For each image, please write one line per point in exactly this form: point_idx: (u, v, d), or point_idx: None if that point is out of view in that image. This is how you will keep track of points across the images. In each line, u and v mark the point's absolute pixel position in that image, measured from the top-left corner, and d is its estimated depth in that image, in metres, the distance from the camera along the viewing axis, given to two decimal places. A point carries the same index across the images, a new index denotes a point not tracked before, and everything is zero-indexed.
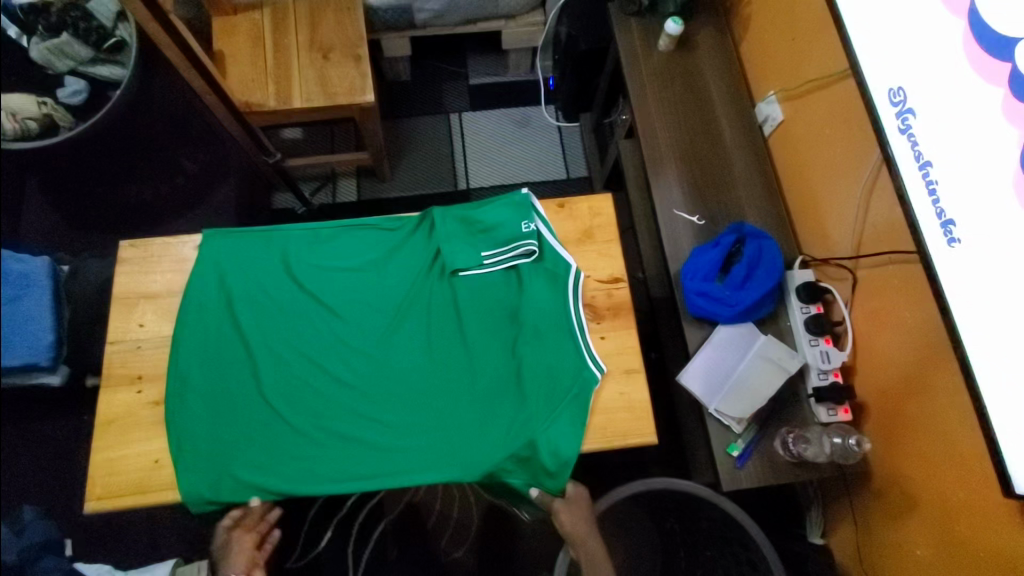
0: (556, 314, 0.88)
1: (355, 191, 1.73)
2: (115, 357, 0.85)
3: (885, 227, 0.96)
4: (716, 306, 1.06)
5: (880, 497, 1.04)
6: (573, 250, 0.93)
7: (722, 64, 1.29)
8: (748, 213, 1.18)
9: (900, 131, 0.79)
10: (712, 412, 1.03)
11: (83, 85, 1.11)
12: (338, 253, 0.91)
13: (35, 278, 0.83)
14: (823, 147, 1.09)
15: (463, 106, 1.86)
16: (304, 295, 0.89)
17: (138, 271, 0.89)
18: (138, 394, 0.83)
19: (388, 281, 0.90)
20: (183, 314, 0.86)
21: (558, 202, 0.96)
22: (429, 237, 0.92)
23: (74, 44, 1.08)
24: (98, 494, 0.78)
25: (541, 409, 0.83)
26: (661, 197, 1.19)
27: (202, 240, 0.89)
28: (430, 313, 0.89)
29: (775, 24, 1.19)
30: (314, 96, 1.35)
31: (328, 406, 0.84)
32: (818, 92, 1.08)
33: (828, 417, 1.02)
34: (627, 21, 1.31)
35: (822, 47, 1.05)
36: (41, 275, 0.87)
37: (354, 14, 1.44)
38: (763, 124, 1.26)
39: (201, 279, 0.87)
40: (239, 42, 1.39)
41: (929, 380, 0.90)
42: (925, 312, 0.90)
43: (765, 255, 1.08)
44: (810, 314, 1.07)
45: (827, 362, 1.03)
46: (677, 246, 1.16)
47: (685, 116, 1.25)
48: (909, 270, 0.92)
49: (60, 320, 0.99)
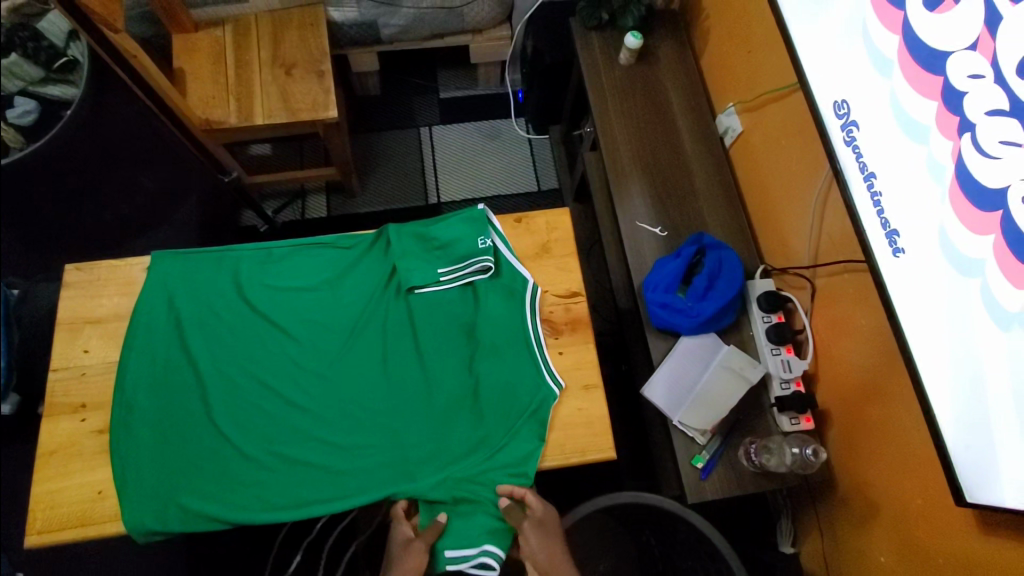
0: (514, 329, 0.87)
1: (325, 207, 1.72)
2: (59, 384, 0.82)
3: (840, 236, 0.97)
4: (678, 317, 1.06)
5: (844, 505, 1.04)
6: (530, 265, 0.93)
7: (682, 77, 1.31)
8: (710, 224, 1.19)
9: (846, 143, 0.81)
10: (676, 424, 1.02)
11: (32, 106, 0.96)
12: (292, 272, 0.90)
13: None
14: (781, 157, 1.10)
15: (433, 119, 1.86)
16: (257, 315, 0.88)
17: (85, 295, 0.87)
18: (81, 422, 0.81)
19: (344, 300, 0.89)
20: (130, 338, 0.84)
21: (515, 217, 0.95)
22: (386, 254, 0.91)
23: (27, 65, 0.94)
24: (38, 528, 0.76)
25: (497, 426, 0.83)
26: (623, 208, 1.19)
27: (151, 262, 0.87)
28: (386, 331, 0.88)
29: (732, 37, 1.20)
30: (277, 112, 1.33)
31: (280, 429, 0.83)
32: (774, 104, 1.10)
33: (790, 426, 1.02)
34: (588, 36, 1.32)
35: (776, 61, 1.07)
36: None
37: (318, 30, 1.43)
38: (724, 135, 1.27)
39: (149, 302, 0.86)
40: (201, 59, 1.38)
41: (887, 388, 0.91)
42: (879, 321, 0.91)
43: (725, 265, 1.09)
44: (771, 322, 1.07)
45: (788, 371, 1.04)
46: (641, 257, 1.16)
47: (646, 128, 1.26)
48: (862, 278, 0.93)
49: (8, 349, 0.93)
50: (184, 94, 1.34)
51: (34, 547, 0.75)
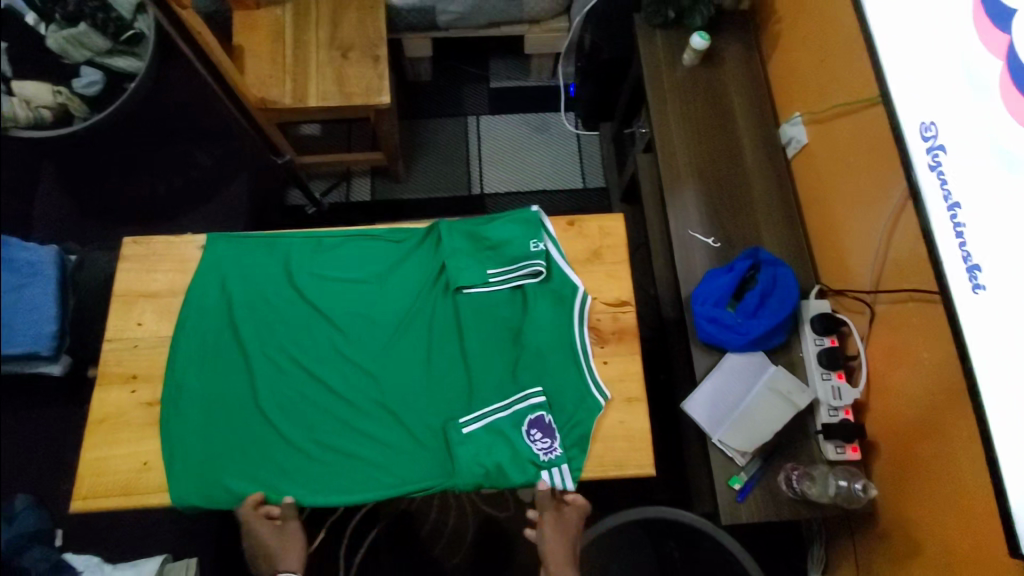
0: (560, 337, 0.86)
1: (369, 191, 1.73)
2: (112, 354, 0.84)
3: (907, 262, 0.92)
4: (726, 333, 1.03)
5: (885, 541, 1.00)
6: (580, 270, 0.91)
7: (747, 81, 1.26)
8: (767, 238, 1.14)
9: (930, 167, 0.77)
10: (715, 442, 1.00)
11: (98, 76, 1.13)
12: (340, 262, 0.90)
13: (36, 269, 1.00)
14: (848, 173, 1.05)
15: (482, 109, 1.84)
16: (304, 302, 0.88)
17: (140, 268, 0.89)
18: (131, 393, 0.83)
19: (391, 294, 0.89)
20: (184, 316, 0.86)
21: (568, 219, 0.93)
22: (435, 250, 0.91)
23: (92, 34, 1.11)
24: (84, 493, 0.78)
25: (541, 443, 0.80)
26: (675, 214, 1.16)
27: (206, 244, 0.89)
28: (432, 329, 0.87)
29: (804, 44, 1.15)
30: (331, 95, 1.34)
31: (321, 417, 0.83)
32: (844, 118, 1.05)
33: (835, 454, 0.98)
34: (652, 33, 1.29)
35: (854, 71, 1.01)
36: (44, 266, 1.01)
37: (376, 14, 1.43)
38: (786, 145, 1.22)
39: (203, 284, 0.88)
40: (260, 37, 1.39)
41: (944, 423, 0.87)
42: (943, 354, 0.86)
43: (780, 283, 1.04)
44: (823, 346, 1.03)
45: (838, 398, 1.00)
46: (690, 267, 1.13)
47: (706, 133, 1.22)
48: (927, 308, 0.89)
49: (61, 313, 1.05)
50: (242, 71, 1.36)
51: (80, 511, 0.78)
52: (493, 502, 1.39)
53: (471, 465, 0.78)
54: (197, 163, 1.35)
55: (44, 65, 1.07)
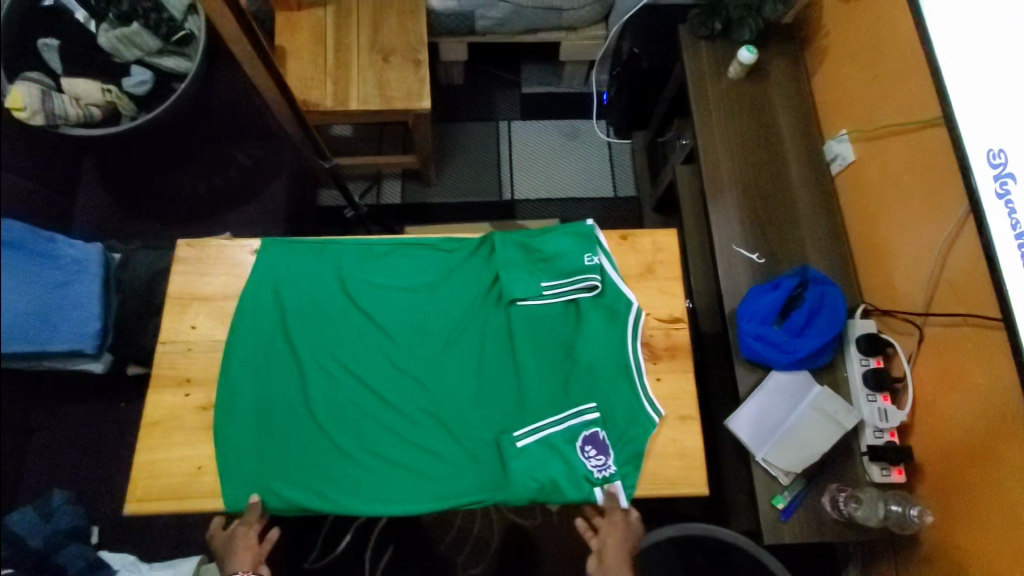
0: (614, 352, 0.85)
1: (400, 194, 1.74)
2: (166, 357, 0.84)
3: (962, 285, 0.91)
4: (772, 352, 1.02)
5: (927, 565, 0.99)
6: (633, 285, 0.90)
7: (792, 97, 1.26)
8: (811, 256, 1.14)
9: (996, 195, 0.76)
10: (759, 461, 0.99)
11: (148, 76, 1.11)
12: (393, 270, 0.90)
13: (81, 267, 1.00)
14: (899, 193, 1.04)
15: (513, 114, 1.84)
16: (356, 310, 0.88)
17: (194, 271, 0.89)
18: (185, 397, 0.83)
19: (443, 304, 0.89)
20: (238, 319, 0.86)
21: (621, 234, 0.93)
22: (488, 261, 0.90)
23: (143, 34, 1.10)
24: (138, 496, 0.78)
25: (595, 460, 0.80)
26: (719, 229, 1.15)
27: (260, 248, 0.89)
28: (484, 341, 0.87)
29: (854, 61, 1.15)
30: (372, 99, 1.34)
31: (371, 425, 0.83)
32: (898, 137, 1.04)
33: (880, 477, 0.97)
34: (696, 45, 1.28)
35: (911, 90, 1.00)
36: (86, 263, 1.02)
37: (417, 18, 1.42)
38: (831, 162, 1.21)
39: (255, 289, 0.87)
40: (302, 38, 1.39)
41: (998, 449, 0.85)
42: (999, 379, 0.86)
43: (827, 302, 1.04)
44: (869, 366, 1.03)
45: (885, 420, 0.99)
46: (734, 283, 1.12)
47: (750, 148, 1.21)
48: (984, 333, 0.88)
49: (107, 312, 1.05)
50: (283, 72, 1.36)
51: (133, 513, 0.78)
52: (519, 510, 1.39)
53: (525, 479, 0.78)
54: (238, 163, 1.35)
55: (96, 64, 1.10)
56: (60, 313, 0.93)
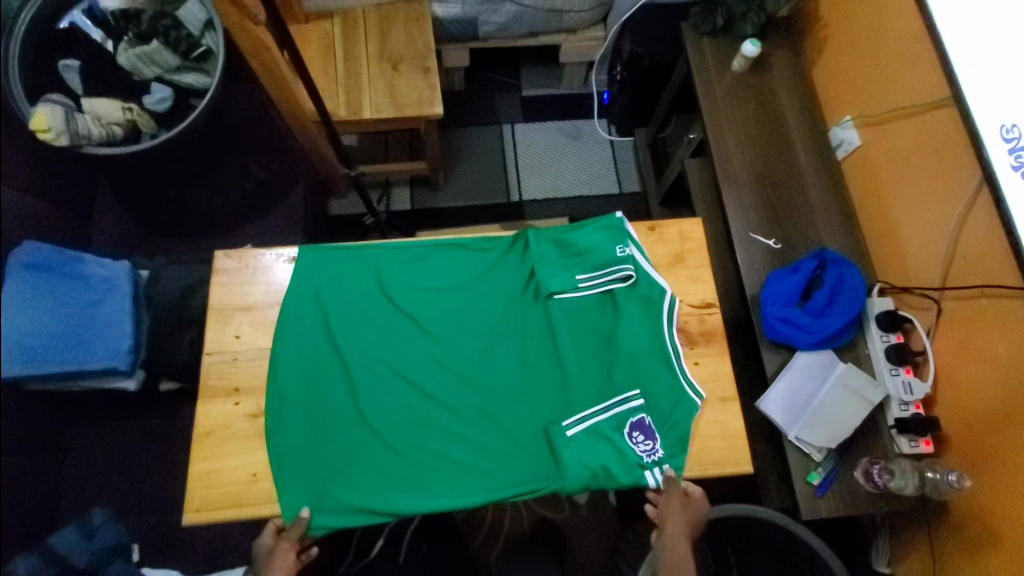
0: (652, 340, 0.88)
1: (409, 200, 1.75)
2: (213, 368, 0.86)
3: (977, 258, 0.95)
4: (797, 333, 1.05)
5: (957, 531, 1.02)
6: (664, 273, 0.93)
7: (795, 87, 1.30)
8: (825, 239, 1.18)
9: (1013, 168, 0.80)
10: (791, 439, 1.02)
11: (168, 92, 1.12)
12: (432, 272, 0.92)
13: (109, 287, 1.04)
14: (907, 174, 1.08)
15: (516, 116, 1.87)
16: (398, 312, 0.90)
17: (234, 282, 0.90)
18: (235, 406, 0.84)
19: (482, 302, 0.91)
20: (282, 327, 0.87)
21: (649, 225, 0.96)
22: (523, 258, 0.93)
23: (163, 52, 1.09)
24: (197, 506, 0.79)
25: (643, 445, 0.82)
26: (735, 218, 1.19)
27: (299, 256, 0.91)
28: (525, 336, 0.90)
29: (856, 49, 1.19)
30: (384, 107, 1.36)
31: (422, 424, 0.85)
32: (904, 120, 1.08)
33: (909, 448, 1.01)
34: (700, 41, 1.32)
35: (915, 74, 1.04)
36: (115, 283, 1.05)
37: (423, 26, 1.44)
38: (837, 148, 1.25)
39: (297, 296, 0.89)
40: (311, 51, 1.41)
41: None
42: (1020, 346, 0.89)
43: (846, 282, 1.07)
44: (890, 342, 1.06)
45: (909, 393, 1.03)
46: (753, 269, 1.15)
47: (759, 137, 1.25)
48: (1002, 303, 0.91)
49: (138, 328, 1.07)
50: None
51: (192, 523, 0.79)
52: (547, 504, 1.40)
53: (577, 467, 0.80)
54: (253, 175, 1.36)
55: (117, 83, 1.10)
56: (91, 331, 0.98)
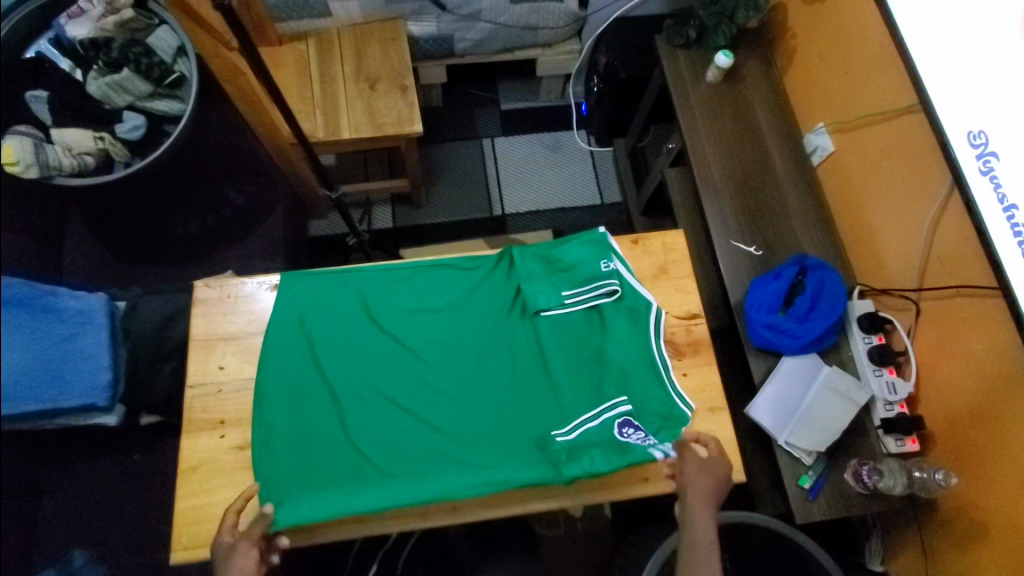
0: (640, 352, 0.88)
1: (391, 218, 1.75)
2: (197, 400, 0.84)
3: (951, 259, 0.97)
4: (782, 339, 1.07)
5: (947, 526, 1.03)
6: (649, 286, 0.93)
7: (768, 96, 1.32)
8: (805, 244, 1.20)
9: (981, 172, 0.83)
10: (782, 444, 1.03)
11: (141, 120, 1.11)
12: (417, 293, 0.92)
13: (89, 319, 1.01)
14: (881, 179, 1.11)
15: (495, 130, 1.88)
16: (385, 334, 0.89)
17: (216, 311, 0.88)
18: (221, 438, 0.82)
19: (471, 321, 0.90)
20: (267, 356, 0.85)
21: (632, 238, 0.96)
22: (509, 275, 0.93)
23: (134, 79, 1.08)
24: (185, 544, 0.77)
25: (635, 435, 0.82)
26: (716, 226, 1.20)
27: (281, 282, 0.90)
28: (515, 353, 0.89)
29: (826, 58, 1.22)
30: (363, 126, 1.36)
31: (412, 446, 0.83)
32: (874, 126, 1.11)
33: (896, 447, 1.02)
34: (674, 53, 1.34)
35: (882, 81, 1.07)
36: (97, 316, 1.03)
37: (399, 45, 1.45)
38: (812, 154, 1.28)
39: (281, 322, 0.87)
40: (286, 73, 1.40)
41: (1003, 408, 0.91)
42: (997, 343, 0.91)
43: (828, 286, 1.09)
44: (872, 344, 1.08)
45: (893, 393, 1.04)
46: (736, 276, 1.17)
47: (736, 146, 1.27)
48: (978, 302, 0.93)
49: (116, 362, 1.05)
50: None
51: (181, 562, 0.77)
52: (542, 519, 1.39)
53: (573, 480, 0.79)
54: (230, 201, 1.34)
55: (90, 114, 1.08)
56: (70, 365, 0.95)
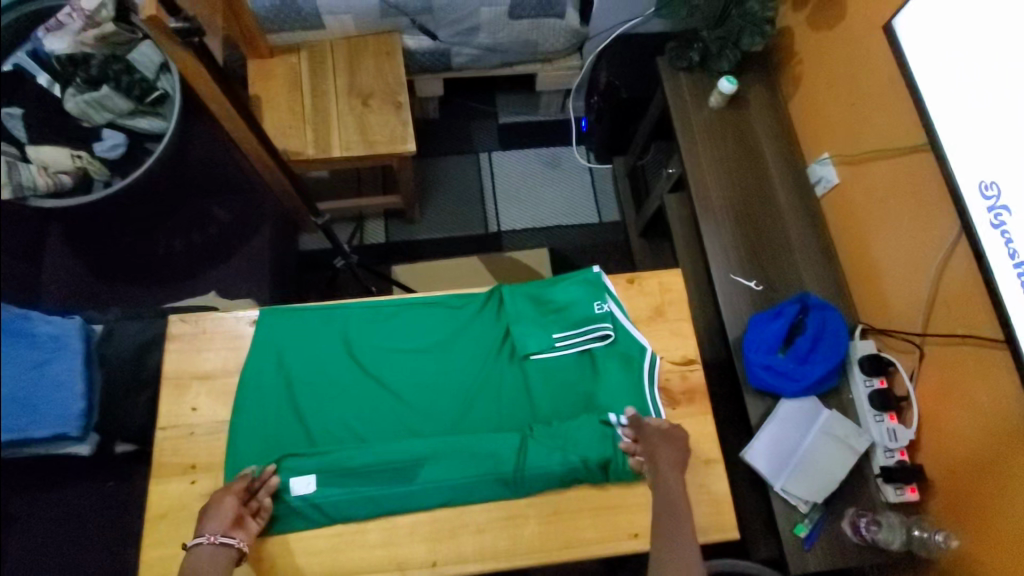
0: (633, 400, 0.84)
1: (384, 233, 1.71)
2: (167, 443, 0.80)
3: (957, 306, 0.93)
4: (781, 381, 1.03)
5: None
6: (644, 329, 0.90)
7: (772, 123, 1.29)
8: (806, 279, 1.16)
9: (992, 226, 0.81)
10: (778, 490, 1.00)
11: (120, 138, 1.09)
12: (402, 331, 0.88)
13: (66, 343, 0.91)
14: (887, 216, 1.07)
15: (492, 144, 1.83)
16: (366, 374, 0.86)
17: (190, 348, 0.85)
18: (191, 485, 0.78)
19: (456, 362, 0.87)
20: (242, 397, 0.82)
21: (628, 277, 0.93)
22: (498, 315, 0.90)
23: (114, 97, 1.07)
24: None
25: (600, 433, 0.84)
26: (716, 259, 1.16)
27: (260, 317, 0.86)
28: (501, 397, 0.85)
29: (832, 87, 1.18)
30: (354, 144, 1.31)
31: (391, 493, 0.78)
32: (881, 162, 1.07)
33: (895, 497, 0.99)
34: (676, 76, 1.30)
35: (889, 116, 1.04)
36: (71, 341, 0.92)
37: (394, 59, 1.40)
38: (816, 184, 1.24)
39: (259, 361, 0.84)
40: (276, 86, 1.36)
41: (1005, 462, 0.87)
42: (1001, 394, 0.87)
43: (829, 327, 1.06)
44: (874, 387, 1.05)
45: (894, 440, 1.01)
46: (735, 311, 1.13)
47: (738, 175, 1.24)
48: (982, 351, 0.90)
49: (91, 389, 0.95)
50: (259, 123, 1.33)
51: None
52: None
53: None
54: (216, 218, 1.34)
55: None
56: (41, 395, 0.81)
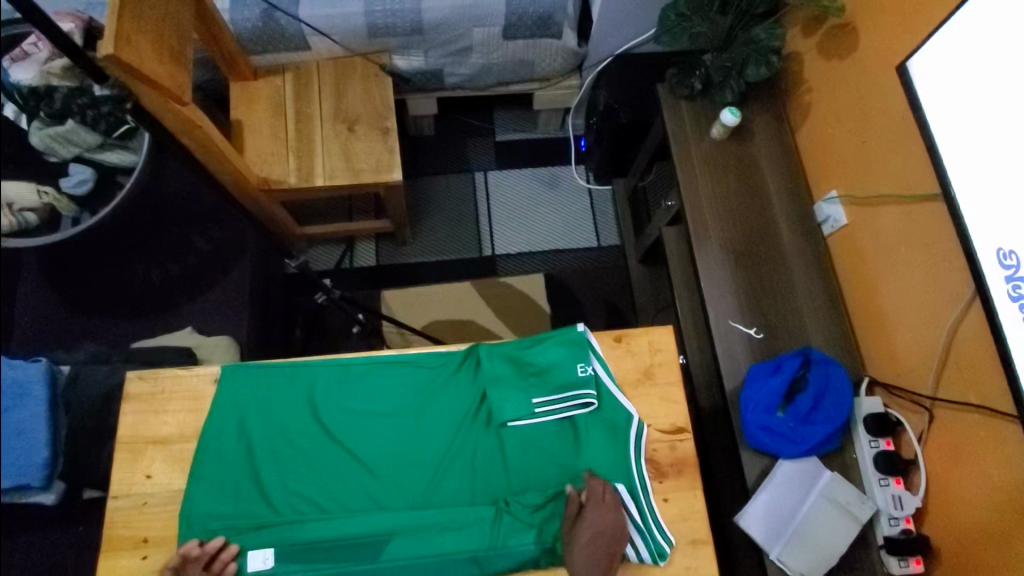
0: (616, 474, 0.78)
1: (374, 255, 1.65)
2: (119, 515, 0.76)
3: (970, 372, 0.87)
4: (779, 442, 0.97)
5: None
6: (630, 393, 0.84)
7: (778, 156, 1.22)
8: (810, 327, 1.09)
9: (1011, 297, 0.75)
10: (773, 559, 0.93)
11: (88, 173, 1.01)
12: (372, 393, 0.83)
13: (30, 388, 0.85)
14: (897, 265, 1.00)
15: (488, 163, 1.77)
16: (333, 441, 0.81)
17: (147, 411, 0.81)
18: (142, 560, 0.74)
19: (428, 429, 0.81)
20: (198, 465, 0.77)
21: (615, 335, 0.87)
22: (475, 376, 0.84)
23: (80, 130, 0.99)
24: None
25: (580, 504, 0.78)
26: (714, 304, 1.10)
27: (221, 376, 0.81)
28: (475, 468, 0.80)
29: (841, 121, 1.11)
30: (338, 172, 1.26)
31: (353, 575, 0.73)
32: (891, 207, 1.00)
33: (899, 569, 0.93)
34: (677, 104, 1.24)
35: (902, 158, 0.96)
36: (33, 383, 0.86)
37: (383, 82, 1.35)
38: (823, 223, 1.17)
39: (218, 425, 0.79)
40: (259, 110, 1.31)
41: (1013, 543, 0.80)
42: (1012, 470, 0.81)
43: (832, 383, 1.00)
44: (880, 449, 0.98)
45: (900, 508, 0.95)
46: (733, 362, 1.06)
47: (739, 212, 1.17)
48: (996, 425, 0.83)
49: (53, 434, 0.88)
50: (241, 149, 1.28)
51: None
52: None
53: None
54: (196, 248, 1.26)
55: None
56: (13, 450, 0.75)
